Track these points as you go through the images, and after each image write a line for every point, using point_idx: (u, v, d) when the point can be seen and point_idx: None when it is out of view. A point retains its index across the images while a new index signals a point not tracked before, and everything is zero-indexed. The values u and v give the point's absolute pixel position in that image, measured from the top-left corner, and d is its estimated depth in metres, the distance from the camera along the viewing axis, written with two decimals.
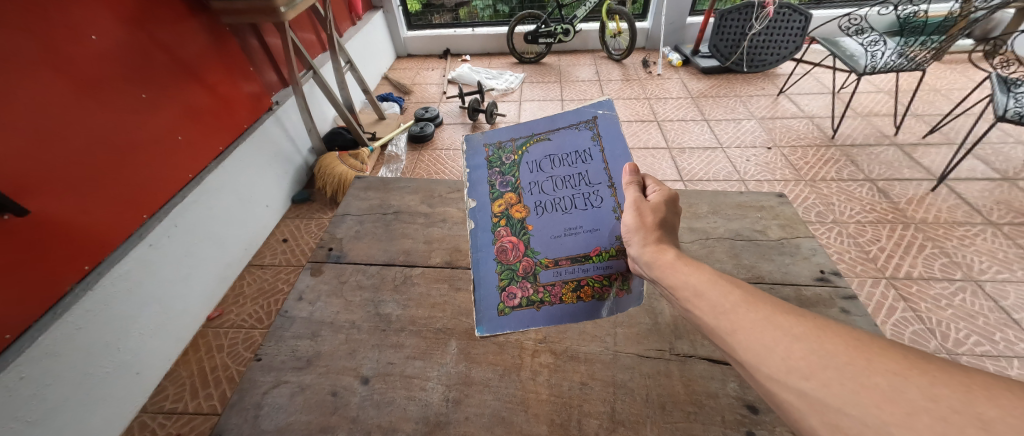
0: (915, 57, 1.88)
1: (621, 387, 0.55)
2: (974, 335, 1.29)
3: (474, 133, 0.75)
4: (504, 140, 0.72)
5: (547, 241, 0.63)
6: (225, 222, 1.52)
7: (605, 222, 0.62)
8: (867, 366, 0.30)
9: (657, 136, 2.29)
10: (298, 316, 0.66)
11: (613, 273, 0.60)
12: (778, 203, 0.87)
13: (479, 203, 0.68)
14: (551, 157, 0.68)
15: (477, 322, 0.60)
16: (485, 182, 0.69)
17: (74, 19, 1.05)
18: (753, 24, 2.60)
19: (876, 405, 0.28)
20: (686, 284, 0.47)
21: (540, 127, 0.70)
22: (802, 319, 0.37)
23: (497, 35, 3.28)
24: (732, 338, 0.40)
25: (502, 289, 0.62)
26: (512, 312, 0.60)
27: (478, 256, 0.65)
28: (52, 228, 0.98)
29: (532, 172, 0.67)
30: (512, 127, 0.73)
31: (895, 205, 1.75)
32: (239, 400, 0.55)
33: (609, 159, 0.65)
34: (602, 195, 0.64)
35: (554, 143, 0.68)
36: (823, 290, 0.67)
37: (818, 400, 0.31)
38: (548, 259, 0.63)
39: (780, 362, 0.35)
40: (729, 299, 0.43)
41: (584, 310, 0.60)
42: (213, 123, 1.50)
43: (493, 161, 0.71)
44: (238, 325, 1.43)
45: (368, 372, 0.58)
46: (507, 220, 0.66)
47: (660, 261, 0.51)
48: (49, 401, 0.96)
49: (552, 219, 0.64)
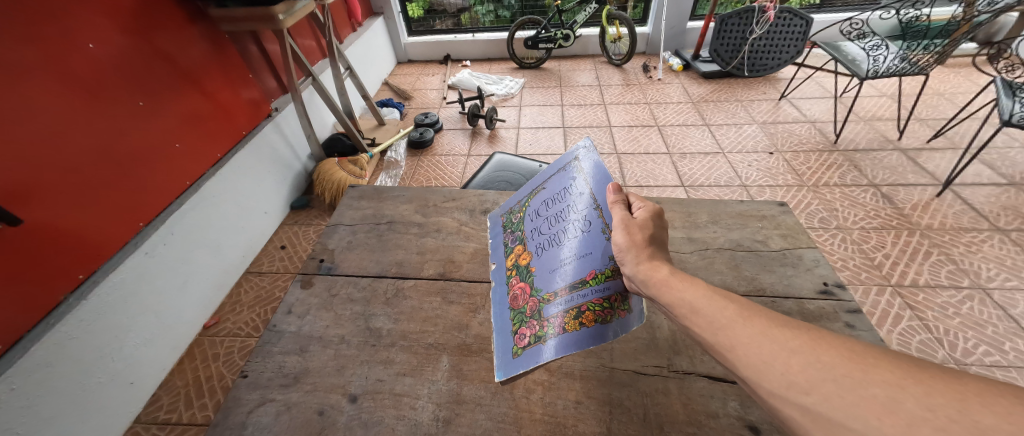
0: (918, 61, 1.85)
1: (617, 406, 0.53)
2: (982, 344, 1.26)
3: (494, 211, 0.86)
4: (514, 206, 0.80)
5: (547, 277, 0.62)
6: (223, 229, 1.51)
7: (598, 244, 0.59)
8: (864, 377, 0.29)
9: (658, 141, 2.27)
10: (287, 331, 0.65)
11: (611, 293, 0.55)
12: (779, 212, 0.85)
13: (498, 263, 0.72)
14: (545, 203, 0.71)
15: (495, 368, 0.56)
16: (502, 246, 0.75)
17: (72, 27, 1.05)
18: (753, 29, 2.57)
19: (876, 417, 0.27)
20: (682, 301, 0.45)
21: (536, 183, 0.76)
22: (797, 332, 0.36)
23: (498, 40, 3.29)
24: (732, 354, 0.38)
25: (514, 332, 0.59)
26: (525, 352, 0.55)
27: (495, 308, 0.65)
28: (47, 237, 0.97)
29: (533, 221, 0.71)
30: (520, 194, 0.81)
31: (900, 210, 1.72)
32: (224, 419, 0.54)
33: (593, 183, 0.64)
34: (590, 218, 0.62)
35: (548, 190, 0.72)
36: (826, 304, 0.65)
37: (822, 416, 0.30)
38: (549, 294, 0.60)
39: (778, 377, 0.33)
40: (724, 315, 0.41)
41: (589, 337, 0.52)
42: (212, 129, 1.49)
43: (507, 226, 0.78)
44: (235, 333, 1.42)
45: (356, 389, 0.56)
46: (517, 270, 0.67)
47: (653, 278, 0.49)
48: (39, 413, 0.94)
49: (551, 256, 0.64)
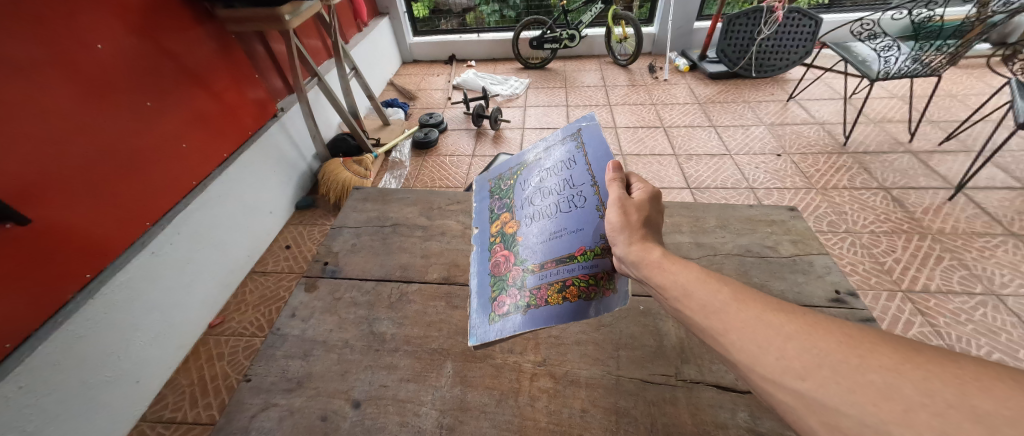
0: (931, 62, 1.81)
1: (623, 415, 0.52)
2: (995, 351, 1.24)
3: (482, 174, 0.84)
4: (504, 172, 0.79)
5: (534, 248, 0.62)
6: (229, 229, 1.52)
7: (590, 220, 0.59)
8: (860, 362, 0.29)
9: (664, 142, 2.25)
10: (291, 335, 0.64)
11: (598, 270, 0.55)
12: (789, 217, 0.84)
13: (482, 227, 0.73)
14: (539, 173, 0.71)
15: (470, 332, 0.59)
16: (486, 210, 0.75)
17: (81, 28, 1.06)
18: (761, 30, 2.55)
19: (873, 403, 0.27)
20: (675, 284, 0.44)
21: (532, 152, 0.76)
22: (793, 315, 0.35)
23: (503, 41, 3.28)
24: (725, 339, 0.37)
25: (493, 299, 0.61)
26: (502, 319, 0.58)
27: (477, 272, 0.67)
28: (55, 237, 0.98)
29: (523, 190, 0.71)
30: (512, 160, 0.80)
31: (911, 214, 1.69)
32: (227, 423, 0.53)
33: (592, 159, 0.64)
34: (585, 195, 0.61)
35: (543, 161, 0.72)
36: (838, 313, 0.63)
37: (815, 401, 0.30)
38: (534, 265, 0.61)
39: (774, 362, 0.33)
40: (718, 298, 0.40)
41: (569, 312, 0.53)
42: (218, 129, 1.50)
43: (494, 191, 0.78)
44: (240, 332, 1.42)
45: (359, 395, 0.56)
46: (502, 237, 0.68)
47: (645, 260, 0.48)
48: (46, 412, 0.95)
49: (539, 227, 0.64)
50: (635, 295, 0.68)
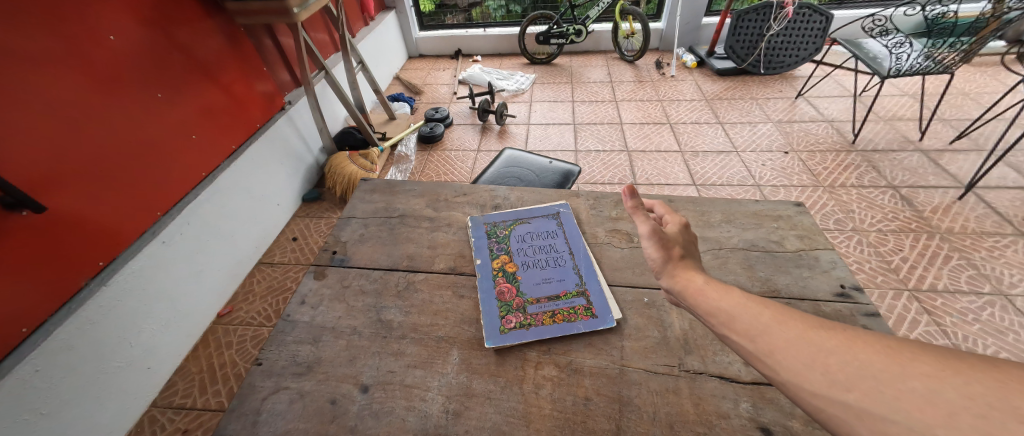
0: (943, 59, 1.79)
1: (627, 404, 0.53)
2: (1003, 351, 1.22)
3: (477, 214, 0.87)
4: (498, 221, 0.85)
5: (532, 285, 0.71)
6: (237, 220, 1.54)
7: (570, 273, 0.72)
8: (901, 370, 0.30)
9: (670, 139, 2.24)
10: (300, 321, 0.66)
11: (576, 305, 0.66)
12: (795, 212, 0.84)
13: (483, 260, 0.75)
14: (531, 233, 0.82)
15: (485, 335, 0.61)
16: (486, 248, 0.78)
17: (94, 19, 1.07)
18: (770, 25, 2.53)
19: (918, 409, 0.28)
20: (717, 308, 0.47)
21: (522, 214, 0.86)
22: (834, 331, 0.37)
23: (510, 36, 3.27)
24: (770, 359, 0.39)
25: (501, 316, 0.64)
26: (512, 331, 0.62)
27: (481, 293, 0.69)
28: (70, 225, 1.00)
29: (518, 243, 0.79)
30: (504, 212, 0.88)
31: (920, 213, 1.68)
32: (239, 405, 0.55)
33: (569, 234, 0.81)
34: (567, 258, 0.75)
35: (533, 225, 0.84)
36: (843, 306, 0.64)
37: (864, 410, 0.30)
38: (532, 298, 0.68)
39: (819, 376, 0.34)
40: (761, 320, 0.42)
41: (564, 331, 0.62)
42: (226, 122, 1.51)
43: (491, 234, 0.82)
44: (247, 322, 1.45)
45: (368, 380, 0.57)
46: (504, 272, 0.73)
47: (687, 286, 0.52)
48: (61, 395, 0.97)
49: (535, 273, 0.73)
50: (639, 288, 0.69)
